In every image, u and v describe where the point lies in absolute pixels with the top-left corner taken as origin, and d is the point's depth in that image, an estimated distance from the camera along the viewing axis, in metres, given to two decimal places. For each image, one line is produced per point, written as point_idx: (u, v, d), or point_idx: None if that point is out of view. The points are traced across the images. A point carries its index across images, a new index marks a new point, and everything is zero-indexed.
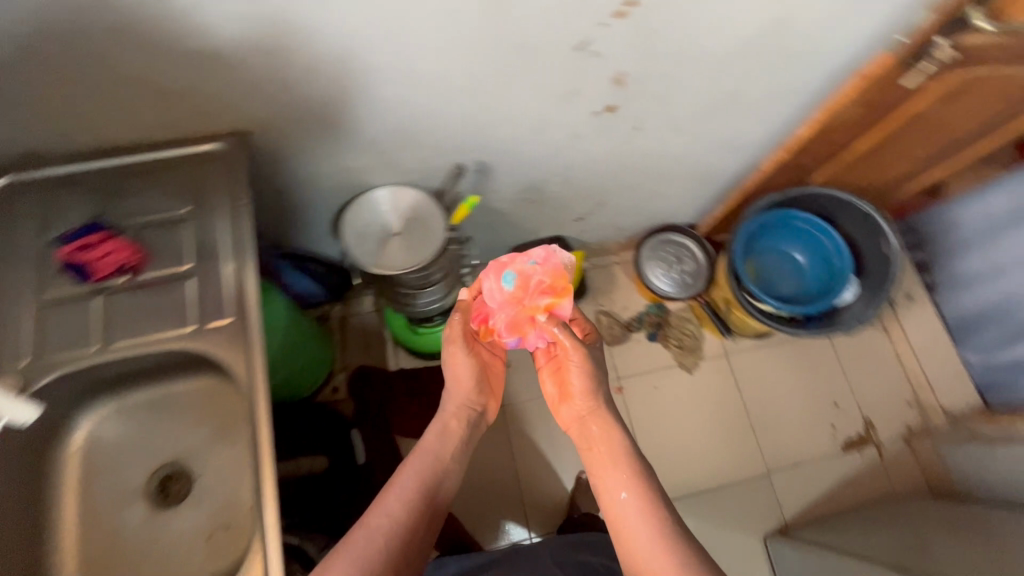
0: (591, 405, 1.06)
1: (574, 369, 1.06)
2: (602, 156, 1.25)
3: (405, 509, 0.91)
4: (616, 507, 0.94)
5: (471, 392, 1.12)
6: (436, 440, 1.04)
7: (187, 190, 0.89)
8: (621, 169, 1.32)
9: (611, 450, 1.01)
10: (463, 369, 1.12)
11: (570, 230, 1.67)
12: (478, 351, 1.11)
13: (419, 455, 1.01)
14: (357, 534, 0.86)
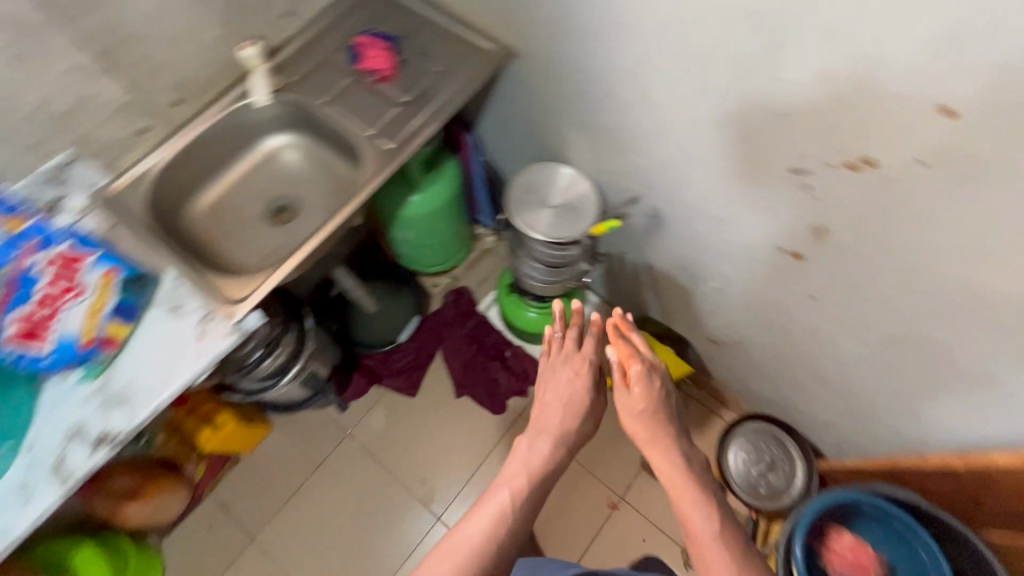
0: (664, 425, 0.76)
1: (654, 398, 0.77)
2: (769, 295, 1.10)
3: (510, 504, 0.72)
4: (694, 530, 0.66)
5: (579, 425, 0.82)
6: (529, 448, 0.78)
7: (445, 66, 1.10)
8: (770, 327, 1.16)
9: (667, 442, 0.74)
10: (580, 392, 0.84)
11: (703, 348, 1.50)
12: (575, 382, 0.85)
13: (517, 462, 0.77)
14: (464, 523, 0.70)
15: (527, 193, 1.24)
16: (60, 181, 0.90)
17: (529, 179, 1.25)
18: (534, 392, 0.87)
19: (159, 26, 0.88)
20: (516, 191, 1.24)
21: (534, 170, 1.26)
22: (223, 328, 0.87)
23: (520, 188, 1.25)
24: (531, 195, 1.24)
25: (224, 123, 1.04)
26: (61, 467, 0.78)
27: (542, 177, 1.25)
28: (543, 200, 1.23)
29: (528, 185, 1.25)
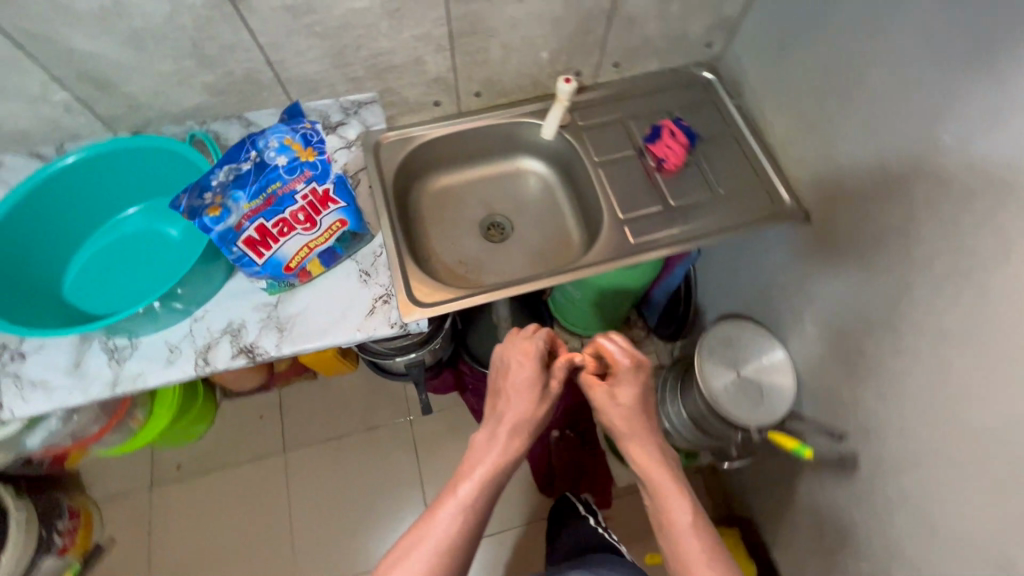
0: (648, 434, 0.69)
1: (637, 386, 0.71)
2: None
3: (474, 497, 0.65)
4: (674, 530, 0.64)
5: (528, 410, 0.71)
6: (492, 439, 0.70)
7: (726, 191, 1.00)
8: None
9: (645, 431, 0.70)
10: (520, 386, 0.72)
11: None
12: (531, 376, 0.73)
13: (480, 460, 0.68)
14: (425, 523, 0.64)
15: (727, 347, 1.08)
16: (349, 112, 0.95)
17: (730, 333, 1.10)
18: (492, 377, 0.77)
19: (509, 34, 0.87)
20: (720, 334, 1.10)
21: (749, 331, 1.09)
22: (391, 317, 0.86)
23: (725, 336, 1.09)
24: (732, 350, 1.08)
25: (498, 130, 1.05)
26: (206, 353, 0.82)
27: (757, 343, 1.08)
28: (735, 365, 1.06)
29: (737, 338, 1.09)
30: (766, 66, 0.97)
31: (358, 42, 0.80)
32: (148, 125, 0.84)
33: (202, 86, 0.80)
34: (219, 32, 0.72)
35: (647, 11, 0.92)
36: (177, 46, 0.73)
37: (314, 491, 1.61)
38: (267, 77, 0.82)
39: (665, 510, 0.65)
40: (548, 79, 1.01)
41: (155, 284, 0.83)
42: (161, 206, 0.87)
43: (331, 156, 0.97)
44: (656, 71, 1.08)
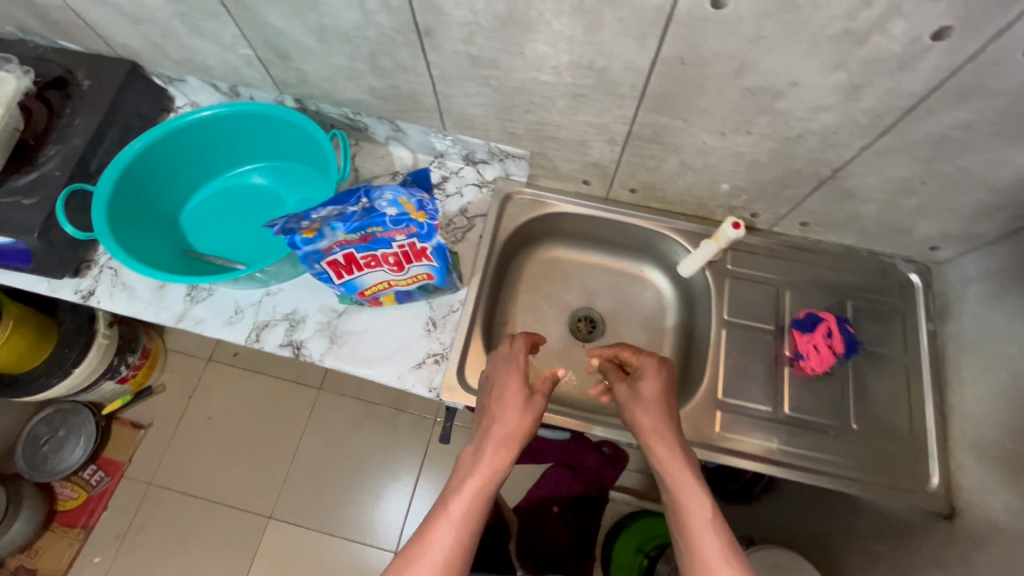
0: (661, 432, 0.66)
1: (654, 385, 0.71)
2: None
3: (465, 508, 0.58)
4: (694, 524, 0.57)
5: (521, 420, 0.65)
6: (486, 441, 0.64)
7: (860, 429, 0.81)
8: None
9: (662, 433, 0.66)
10: (511, 395, 0.68)
11: None
12: (527, 391, 0.68)
13: (470, 473, 0.61)
14: (419, 541, 0.56)
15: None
16: (497, 157, 0.89)
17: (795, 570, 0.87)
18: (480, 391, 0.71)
19: (694, 156, 0.75)
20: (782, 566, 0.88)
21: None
22: (432, 382, 0.82)
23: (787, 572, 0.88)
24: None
25: (637, 230, 0.94)
26: (262, 330, 0.84)
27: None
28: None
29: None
30: (995, 315, 0.75)
31: (527, 107, 0.73)
32: (311, 98, 0.85)
33: (367, 87, 0.78)
34: (397, 52, 0.69)
35: (872, 193, 0.74)
36: (357, 50, 0.70)
37: (325, 440, 1.54)
38: (430, 102, 0.78)
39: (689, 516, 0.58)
40: (718, 207, 0.87)
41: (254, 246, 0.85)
42: (291, 174, 0.89)
43: (460, 189, 0.92)
44: (849, 246, 0.89)
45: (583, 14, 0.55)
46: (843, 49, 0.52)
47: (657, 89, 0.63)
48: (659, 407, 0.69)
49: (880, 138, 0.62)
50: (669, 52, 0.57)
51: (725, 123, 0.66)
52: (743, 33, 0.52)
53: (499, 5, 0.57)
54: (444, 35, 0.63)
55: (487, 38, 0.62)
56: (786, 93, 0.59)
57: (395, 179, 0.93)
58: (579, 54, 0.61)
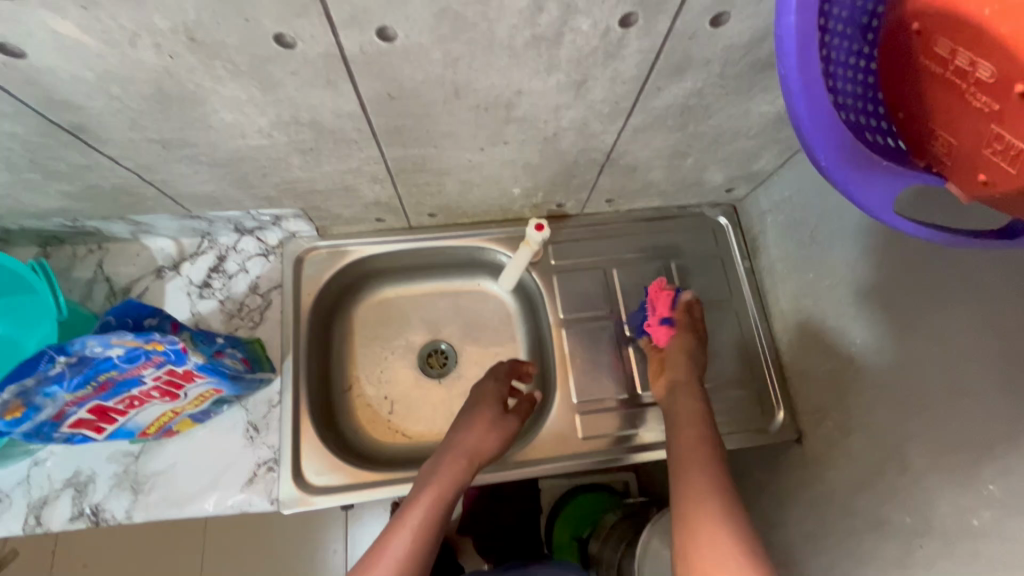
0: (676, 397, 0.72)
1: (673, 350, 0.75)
2: None
3: (422, 514, 0.63)
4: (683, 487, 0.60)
5: (485, 430, 0.73)
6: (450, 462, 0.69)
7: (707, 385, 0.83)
8: None
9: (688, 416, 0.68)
10: (483, 415, 0.75)
11: None
12: (496, 414, 0.76)
13: (428, 483, 0.67)
14: (374, 552, 0.60)
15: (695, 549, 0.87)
16: (270, 220, 0.77)
17: None
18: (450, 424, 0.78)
19: (470, 173, 0.69)
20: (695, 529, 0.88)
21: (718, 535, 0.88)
22: (272, 494, 0.72)
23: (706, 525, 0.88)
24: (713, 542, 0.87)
25: (453, 249, 0.87)
26: (41, 510, 0.69)
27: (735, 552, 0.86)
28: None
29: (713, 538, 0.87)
30: (790, 244, 0.78)
31: (263, 171, 0.62)
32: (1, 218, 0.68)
33: (60, 193, 0.63)
34: (63, 155, 0.55)
35: (653, 162, 0.72)
36: (9, 162, 0.55)
37: (230, 543, 1.38)
38: (149, 191, 0.65)
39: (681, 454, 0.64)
40: (523, 207, 0.82)
41: None
42: (17, 308, 0.66)
43: (243, 265, 0.80)
44: (659, 207, 0.89)
45: (248, 75, 0.45)
46: (543, 52, 0.47)
47: (386, 127, 0.55)
48: (674, 390, 0.72)
49: (630, 119, 0.60)
50: (371, 92, 0.49)
51: (478, 140, 0.60)
52: (434, 58, 0.46)
53: (142, 86, 0.45)
54: (103, 127, 0.50)
55: (154, 120, 0.50)
56: (517, 102, 0.54)
57: (160, 276, 0.79)
58: (276, 113, 0.51)
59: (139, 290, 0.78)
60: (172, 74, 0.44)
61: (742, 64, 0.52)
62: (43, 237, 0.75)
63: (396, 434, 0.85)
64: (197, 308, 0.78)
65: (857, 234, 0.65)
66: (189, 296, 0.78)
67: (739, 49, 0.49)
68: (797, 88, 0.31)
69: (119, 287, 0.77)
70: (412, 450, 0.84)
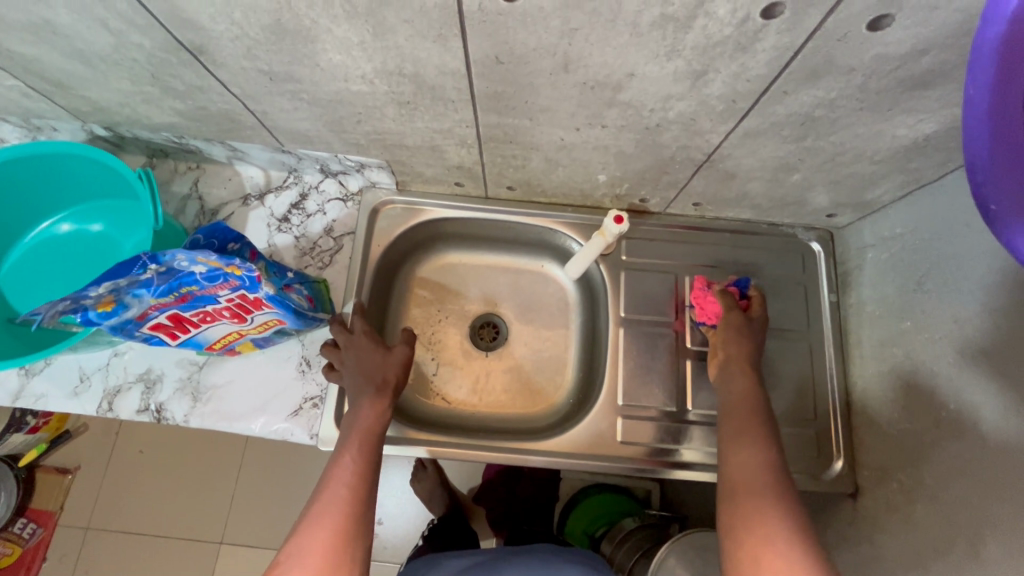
0: (733, 340, 0.70)
1: (731, 339, 0.70)
2: None
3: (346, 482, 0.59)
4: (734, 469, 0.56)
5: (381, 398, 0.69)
6: (369, 400, 0.68)
7: None
8: None
9: (736, 361, 0.68)
10: (369, 362, 0.72)
11: None
12: (380, 357, 0.73)
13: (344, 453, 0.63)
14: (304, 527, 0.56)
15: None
16: (354, 167, 0.78)
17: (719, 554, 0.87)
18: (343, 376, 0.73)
19: (557, 152, 0.67)
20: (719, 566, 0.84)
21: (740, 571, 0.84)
22: (313, 429, 0.75)
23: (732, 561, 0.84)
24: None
25: (525, 227, 0.86)
26: (113, 397, 0.75)
27: None
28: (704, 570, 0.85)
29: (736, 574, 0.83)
30: (889, 287, 0.71)
31: (357, 118, 0.63)
32: (120, 125, 0.72)
33: (173, 110, 0.66)
34: (181, 73, 0.57)
35: (754, 172, 0.67)
36: (134, 73, 0.58)
37: (267, 462, 1.49)
38: (251, 120, 0.67)
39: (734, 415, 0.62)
40: (604, 196, 0.79)
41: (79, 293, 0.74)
42: (122, 213, 0.75)
43: (321, 206, 0.82)
44: (749, 220, 0.83)
45: (363, 18, 0.45)
46: (668, 34, 0.43)
47: (485, 91, 0.54)
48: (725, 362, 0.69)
49: (742, 121, 0.55)
50: (479, 53, 0.48)
51: (574, 119, 0.58)
52: (552, 26, 0.43)
53: (262, 16, 0.46)
54: (220, 52, 0.52)
55: (267, 52, 0.51)
56: (626, 85, 0.51)
57: (246, 204, 0.82)
58: (383, 61, 0.51)
59: (225, 214, 0.82)
60: (292, 8, 0.44)
61: (888, 78, 0.46)
62: (152, 149, 0.79)
63: (434, 397, 0.86)
64: (274, 240, 0.81)
65: (976, 290, 0.57)
66: (268, 228, 0.81)
67: (891, 61, 0.44)
68: (983, 109, 0.30)
69: (209, 208, 0.82)
70: (449, 417, 0.85)
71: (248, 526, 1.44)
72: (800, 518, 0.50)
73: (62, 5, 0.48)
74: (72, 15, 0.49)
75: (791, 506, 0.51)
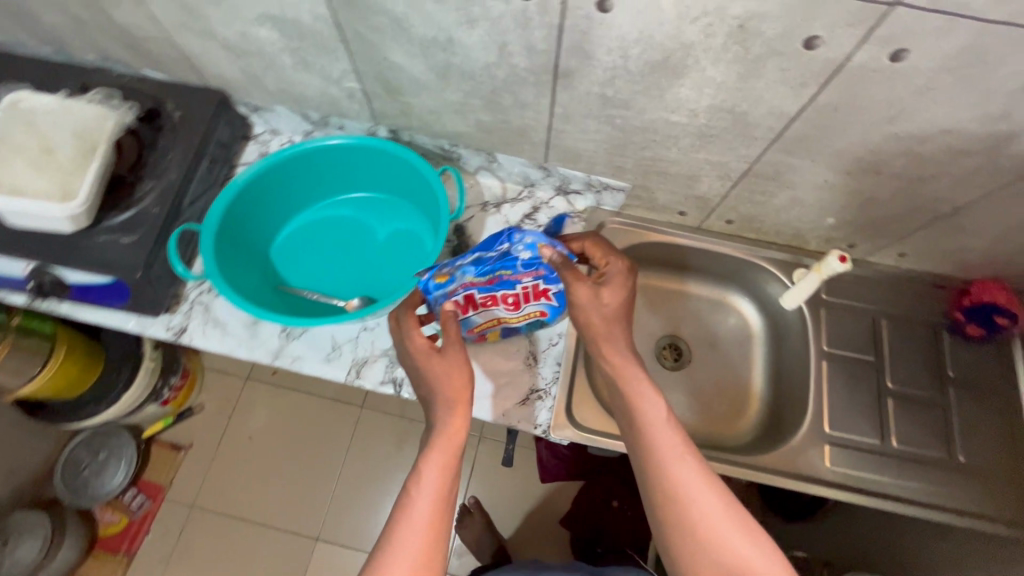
0: (621, 341, 0.64)
1: (614, 318, 0.65)
2: None
3: (440, 483, 0.58)
4: (662, 460, 0.58)
5: (456, 365, 0.63)
6: (447, 361, 0.63)
7: (965, 461, 0.80)
8: None
9: (637, 386, 0.62)
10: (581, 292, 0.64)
11: None
12: (430, 353, 0.64)
13: (434, 442, 0.60)
14: (400, 511, 0.57)
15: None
16: (592, 188, 0.87)
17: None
18: (415, 351, 0.65)
19: (807, 192, 0.75)
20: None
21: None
22: (538, 420, 0.80)
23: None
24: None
25: (727, 259, 0.93)
26: (362, 366, 0.82)
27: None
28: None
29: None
30: None
31: (645, 144, 0.72)
32: (408, 129, 0.83)
33: (475, 121, 0.77)
34: (522, 91, 0.68)
35: (987, 229, 0.74)
36: (477, 87, 0.69)
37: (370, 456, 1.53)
38: (538, 137, 0.77)
39: (638, 394, 0.61)
40: (815, 237, 0.87)
41: (333, 271, 0.84)
42: (385, 207, 0.88)
43: (551, 219, 0.91)
44: (942, 276, 0.89)
45: (745, 63, 0.54)
46: (1014, 101, 0.52)
47: (795, 132, 0.63)
48: (609, 313, 0.64)
49: (1017, 181, 0.63)
50: (824, 100, 0.57)
51: (856, 164, 0.66)
52: (914, 84, 0.52)
53: (655, 53, 0.56)
54: (583, 77, 0.62)
55: (628, 81, 0.61)
56: (934, 139, 0.59)
57: (485, 210, 0.91)
58: (724, 99, 0.60)
59: (465, 216, 0.91)
60: (689, 48, 0.54)
61: None
62: None
63: None
64: None
65: None
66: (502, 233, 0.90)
67: None
68: None
69: None
70: None
71: (351, 524, 1.47)
72: (723, 523, 0.54)
73: (479, 28, 0.59)
74: (479, 37, 0.60)
75: (720, 510, 0.55)
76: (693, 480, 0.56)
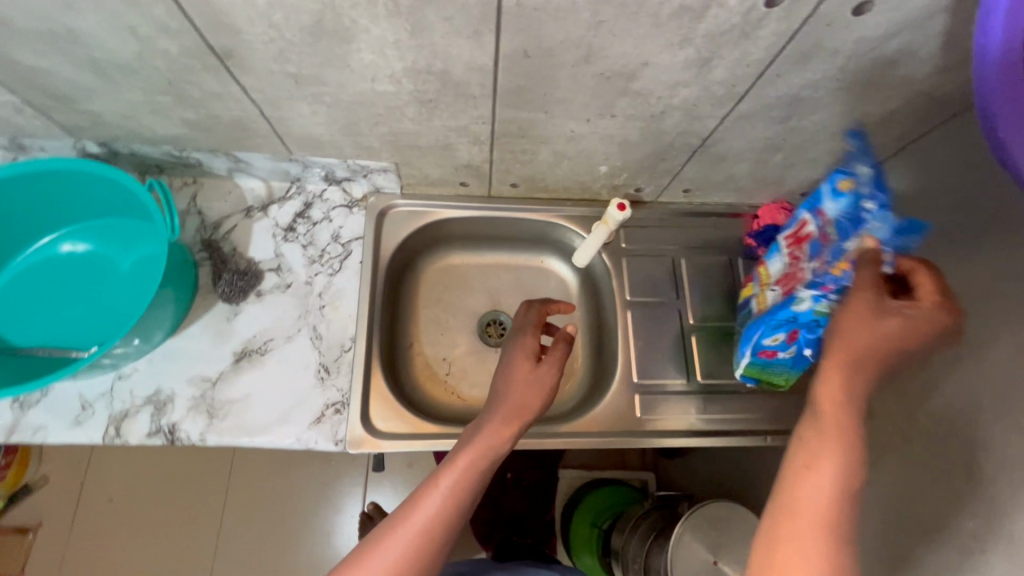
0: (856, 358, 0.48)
1: (862, 339, 0.48)
2: None
3: (458, 493, 0.54)
4: (794, 479, 0.46)
5: (534, 393, 0.62)
6: (530, 379, 0.62)
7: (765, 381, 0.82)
8: None
9: (832, 408, 0.47)
10: (860, 328, 0.48)
11: None
12: (531, 370, 0.63)
13: (467, 445, 0.57)
14: (407, 507, 0.53)
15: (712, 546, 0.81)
16: (360, 172, 0.80)
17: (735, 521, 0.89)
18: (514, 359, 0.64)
19: (566, 144, 0.71)
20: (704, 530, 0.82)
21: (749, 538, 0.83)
22: (336, 436, 0.73)
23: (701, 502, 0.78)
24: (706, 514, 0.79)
25: (527, 223, 0.89)
26: (121, 422, 0.71)
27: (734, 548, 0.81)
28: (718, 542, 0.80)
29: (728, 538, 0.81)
30: None
31: (375, 119, 0.65)
32: (117, 140, 0.71)
33: (181, 120, 0.66)
34: (202, 80, 0.57)
35: (743, 154, 0.73)
36: (149, 82, 0.58)
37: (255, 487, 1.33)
38: (263, 128, 0.68)
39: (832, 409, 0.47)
40: (602, 188, 0.84)
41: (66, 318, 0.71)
42: (112, 229, 0.75)
43: (327, 214, 0.83)
44: (732, 204, 0.90)
45: (405, 17, 0.48)
46: (684, 25, 0.49)
47: (508, 85, 0.57)
48: (861, 364, 0.48)
49: (738, 104, 0.61)
50: (510, 47, 0.51)
51: (587, 110, 0.62)
52: (582, 19, 0.48)
53: (303, 16, 0.48)
54: (251, 56, 0.53)
55: (300, 53, 0.52)
56: (639, 74, 0.56)
57: (250, 216, 0.81)
58: (414, 60, 0.53)
59: (228, 227, 0.80)
60: (335, 7, 0.47)
61: (863, 60, 0.54)
62: (146, 166, 0.78)
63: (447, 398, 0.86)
64: (282, 250, 0.80)
65: None
66: (274, 239, 0.81)
67: (869, 42, 0.51)
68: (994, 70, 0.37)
69: (210, 222, 0.80)
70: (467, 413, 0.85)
71: None
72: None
73: (91, 11, 0.48)
74: (99, 22, 0.49)
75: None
76: (831, 521, 0.44)
